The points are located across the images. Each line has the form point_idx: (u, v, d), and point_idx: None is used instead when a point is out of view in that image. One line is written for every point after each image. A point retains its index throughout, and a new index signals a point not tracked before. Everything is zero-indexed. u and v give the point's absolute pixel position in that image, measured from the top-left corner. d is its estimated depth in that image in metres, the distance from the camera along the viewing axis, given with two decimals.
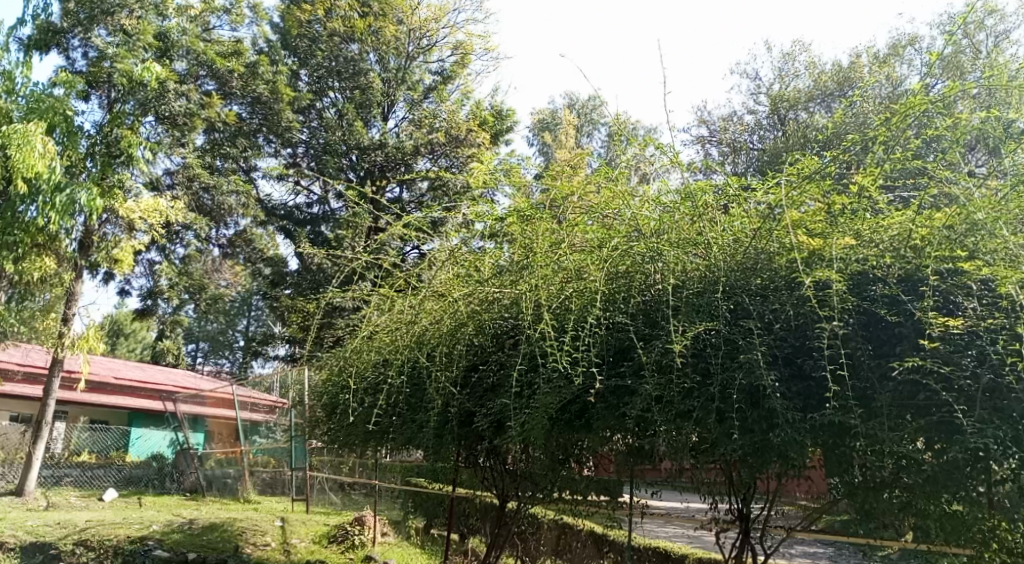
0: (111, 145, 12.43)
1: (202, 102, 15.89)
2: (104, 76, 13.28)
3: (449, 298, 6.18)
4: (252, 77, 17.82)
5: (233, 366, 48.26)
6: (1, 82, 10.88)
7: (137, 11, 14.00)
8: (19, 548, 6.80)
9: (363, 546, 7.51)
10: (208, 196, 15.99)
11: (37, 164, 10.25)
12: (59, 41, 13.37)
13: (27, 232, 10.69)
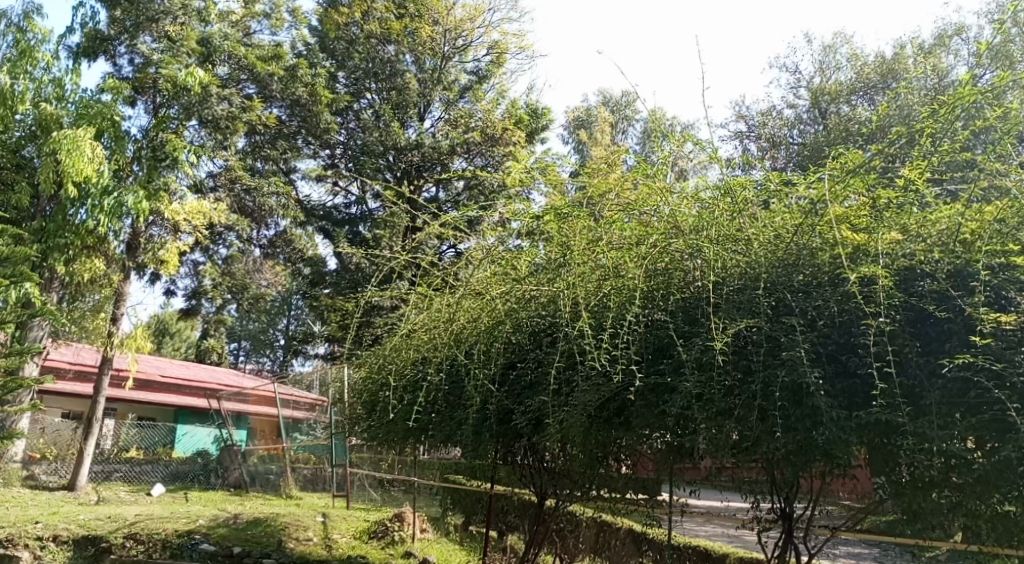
0: (157, 148, 12.81)
1: (244, 105, 16.25)
2: (149, 81, 13.61)
3: (486, 297, 6.20)
4: (292, 80, 18.05)
5: (274, 365, 49.07)
6: (52, 90, 11.77)
7: (181, 17, 14.31)
8: (73, 540, 7.32)
9: (402, 542, 7.59)
10: (250, 198, 16.25)
11: (86, 169, 10.89)
12: (107, 48, 13.73)
13: (77, 235, 11.32)
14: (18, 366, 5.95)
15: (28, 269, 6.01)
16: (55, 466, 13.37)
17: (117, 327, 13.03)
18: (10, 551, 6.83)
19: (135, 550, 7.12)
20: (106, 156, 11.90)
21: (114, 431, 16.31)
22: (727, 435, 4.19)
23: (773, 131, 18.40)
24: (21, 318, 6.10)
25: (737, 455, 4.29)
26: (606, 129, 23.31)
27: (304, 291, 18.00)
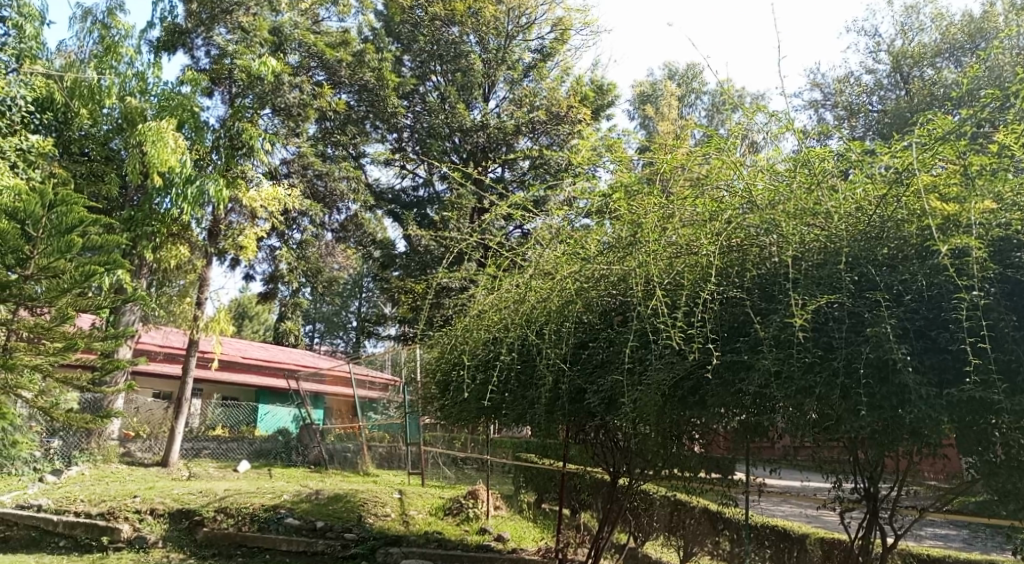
0: (234, 137, 13.01)
1: (314, 92, 16.49)
2: (225, 72, 14.00)
3: (556, 277, 6.18)
4: (360, 65, 18.06)
5: (347, 347, 50.39)
6: (136, 84, 12.27)
7: (253, 8, 14.61)
8: (168, 514, 7.77)
9: (477, 519, 7.72)
10: (321, 183, 16.41)
11: (170, 159, 11.21)
12: (184, 41, 14.17)
13: (163, 223, 12.04)
14: (114, 348, 6.29)
15: (121, 257, 6.24)
16: (149, 444, 14.30)
17: (201, 311, 13.47)
18: (112, 523, 7.41)
19: (226, 523, 7.47)
20: (188, 146, 12.26)
21: (201, 410, 16.92)
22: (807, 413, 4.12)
23: (850, 100, 17.73)
24: (118, 303, 6.41)
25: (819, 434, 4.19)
26: (672, 103, 22.79)
27: (376, 274, 18.32)
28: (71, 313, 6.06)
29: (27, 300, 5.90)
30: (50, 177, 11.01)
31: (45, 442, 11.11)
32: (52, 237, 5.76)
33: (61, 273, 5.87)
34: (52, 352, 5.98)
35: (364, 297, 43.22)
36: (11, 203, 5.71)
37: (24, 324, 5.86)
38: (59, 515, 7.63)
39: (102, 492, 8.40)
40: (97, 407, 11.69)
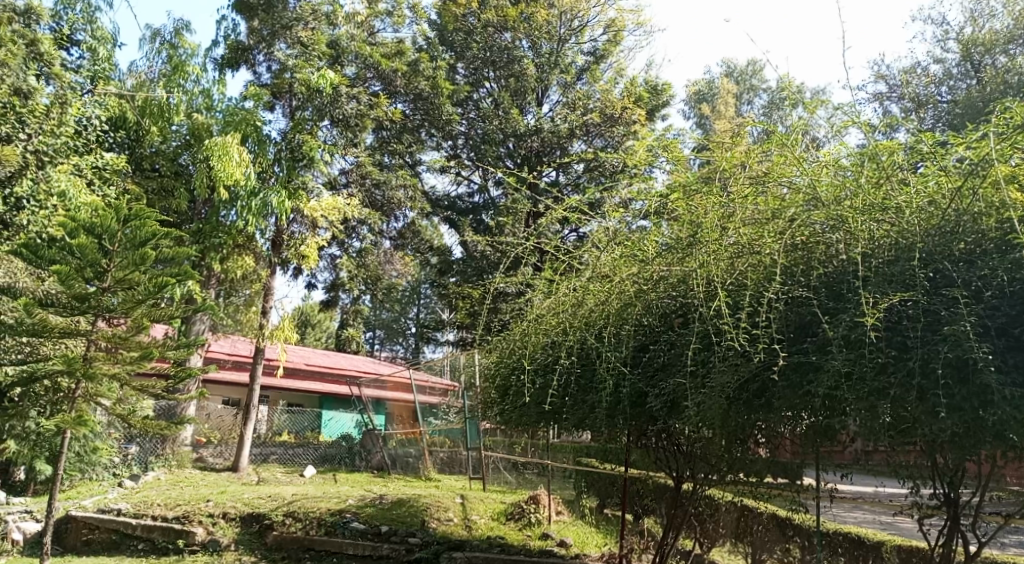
0: (295, 150, 13.19)
1: (371, 101, 15.77)
2: (286, 86, 14.10)
3: (614, 279, 6.10)
4: (414, 75, 18.07)
5: (406, 353, 50.95)
6: (202, 101, 12.64)
7: (311, 22, 14.69)
8: (239, 517, 8.00)
9: (539, 525, 7.70)
10: (379, 192, 16.08)
11: (235, 172, 11.78)
12: (247, 57, 14.49)
13: (230, 235, 12.47)
14: (185, 357, 6.47)
15: (191, 268, 6.46)
16: (221, 450, 14.28)
17: (265, 319, 13.35)
18: (187, 526, 7.69)
19: (295, 527, 7.63)
20: (252, 159, 12.54)
21: (268, 417, 17.25)
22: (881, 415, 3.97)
23: (918, 91, 17.12)
24: (188, 313, 6.61)
25: (894, 439, 4.03)
26: (730, 100, 22.29)
27: (434, 280, 18.82)
28: (146, 323, 6.31)
29: (105, 311, 6.11)
30: (123, 194, 11.63)
31: (122, 448, 11.58)
32: (126, 251, 6.05)
33: (136, 285, 6.14)
34: (129, 361, 6.15)
35: (422, 304, 43.80)
36: (89, 218, 5.96)
37: (103, 334, 6.06)
38: (137, 518, 7.94)
39: (177, 496, 8.70)
40: (169, 413, 12.13)
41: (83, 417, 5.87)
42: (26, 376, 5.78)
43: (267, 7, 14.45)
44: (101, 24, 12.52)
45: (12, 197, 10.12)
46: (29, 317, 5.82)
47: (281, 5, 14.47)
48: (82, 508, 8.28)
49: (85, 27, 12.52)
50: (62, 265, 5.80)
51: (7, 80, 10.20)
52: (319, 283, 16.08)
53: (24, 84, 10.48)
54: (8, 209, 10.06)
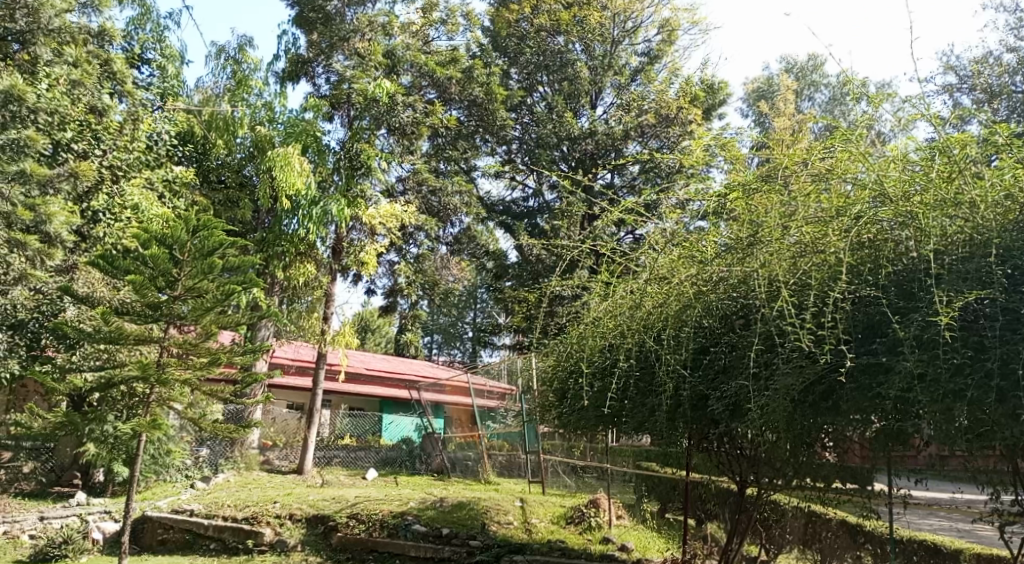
0: (353, 158, 13.46)
1: (427, 110, 15.97)
2: (344, 97, 14.06)
3: (673, 281, 6.00)
4: (468, 81, 18.20)
5: (462, 357, 51.32)
6: (265, 113, 12.90)
7: (368, 34, 14.99)
8: (305, 518, 8.18)
9: (600, 528, 7.66)
10: (435, 199, 16.13)
11: (297, 182, 12.10)
12: (307, 70, 14.71)
13: (290, 243, 12.76)
14: (252, 362, 6.63)
15: (256, 275, 6.62)
16: (285, 453, 14.72)
17: (328, 325, 13.62)
18: (256, 527, 7.93)
19: (358, 529, 7.77)
20: (312, 168, 12.86)
21: (330, 420, 17.56)
22: (958, 418, 3.83)
23: (992, 81, 16.37)
24: (253, 320, 6.77)
25: (972, 443, 3.87)
26: (789, 98, 21.79)
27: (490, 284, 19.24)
28: (214, 329, 6.52)
29: (176, 318, 6.33)
30: (192, 205, 11.79)
31: (193, 451, 11.96)
32: (195, 261, 6.25)
33: (205, 293, 6.34)
34: (199, 367, 6.35)
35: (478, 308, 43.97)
36: (160, 229, 6.20)
37: (174, 341, 6.25)
38: (209, 518, 8.23)
39: (246, 497, 8.96)
40: (236, 417, 12.49)
41: (157, 421, 6.08)
42: (104, 383, 6.00)
43: (326, 20, 14.88)
44: (169, 42, 13.17)
45: (89, 210, 10.65)
46: (106, 325, 6.04)
47: (339, 19, 14.94)
48: (157, 509, 8.65)
49: (154, 46, 13.33)
50: (136, 275, 6.02)
51: (83, 98, 10.92)
52: (380, 289, 16.43)
53: (99, 102, 11.11)
54: (85, 221, 10.59)
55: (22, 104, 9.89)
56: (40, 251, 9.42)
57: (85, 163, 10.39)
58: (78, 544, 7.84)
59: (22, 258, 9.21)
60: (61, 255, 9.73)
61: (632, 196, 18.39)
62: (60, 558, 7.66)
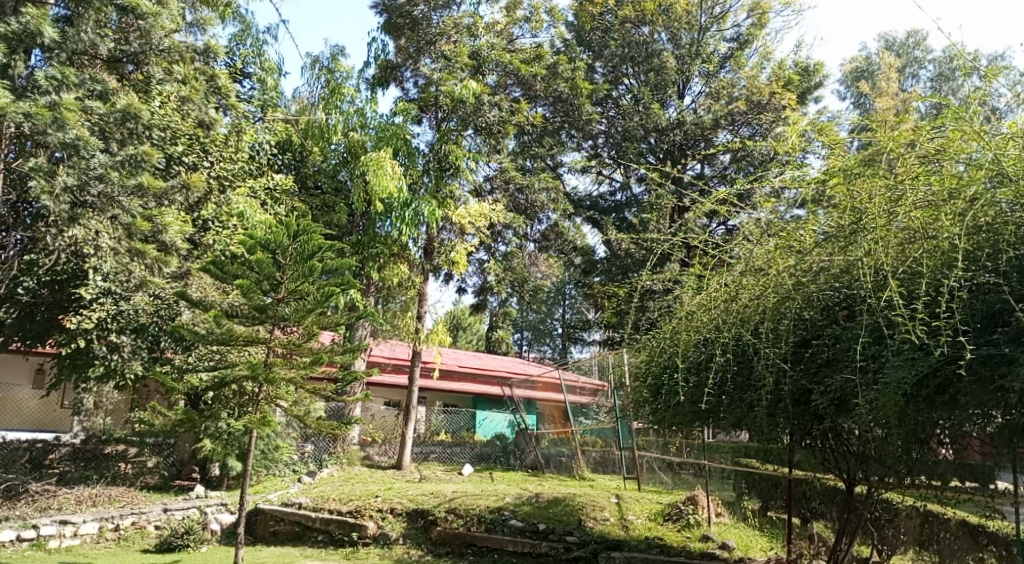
0: (442, 159, 13.75)
1: (513, 109, 16.04)
2: (432, 99, 14.27)
3: (770, 272, 5.74)
4: (553, 77, 18.29)
5: (552, 352, 51.20)
6: (357, 119, 13.34)
7: (454, 36, 14.89)
8: (405, 513, 8.39)
9: (699, 526, 7.56)
10: (522, 196, 16.18)
11: (389, 186, 12.40)
12: (396, 75, 15.01)
13: (385, 244, 13.21)
14: (352, 361, 6.84)
15: (352, 277, 6.85)
16: (385, 448, 14.93)
17: (421, 324, 13.87)
18: (360, 520, 8.25)
19: (456, 523, 7.93)
20: (404, 172, 13.25)
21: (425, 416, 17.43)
22: None
23: None
24: (349, 320, 7.00)
25: None
26: (891, 77, 20.75)
27: (579, 280, 19.56)
28: (316, 330, 6.72)
29: (281, 320, 6.59)
30: (290, 211, 12.79)
31: (299, 447, 12.46)
32: (297, 265, 6.57)
33: (306, 295, 6.58)
34: (303, 366, 6.61)
35: (566, 304, 43.87)
36: (264, 235, 6.53)
37: (280, 341, 6.56)
38: (316, 511, 8.64)
39: (349, 491, 9.29)
40: (338, 413, 13.02)
41: (266, 418, 6.38)
42: (217, 381, 6.36)
43: (413, 25, 14.75)
44: (267, 56, 13.81)
45: (200, 219, 11.29)
46: (219, 328, 6.36)
47: (425, 22, 14.77)
48: (268, 502, 9.22)
49: (254, 60, 13.83)
50: (244, 280, 6.35)
51: (192, 113, 11.10)
52: (470, 288, 16.57)
53: (206, 116, 11.33)
54: (197, 230, 11.24)
55: (137, 122, 9.75)
56: (158, 259, 9.77)
57: (194, 175, 10.86)
58: (199, 534, 8.36)
59: (142, 266, 9.70)
60: (176, 262, 10.19)
61: (724, 185, 18.13)
62: (183, 548, 8.19)
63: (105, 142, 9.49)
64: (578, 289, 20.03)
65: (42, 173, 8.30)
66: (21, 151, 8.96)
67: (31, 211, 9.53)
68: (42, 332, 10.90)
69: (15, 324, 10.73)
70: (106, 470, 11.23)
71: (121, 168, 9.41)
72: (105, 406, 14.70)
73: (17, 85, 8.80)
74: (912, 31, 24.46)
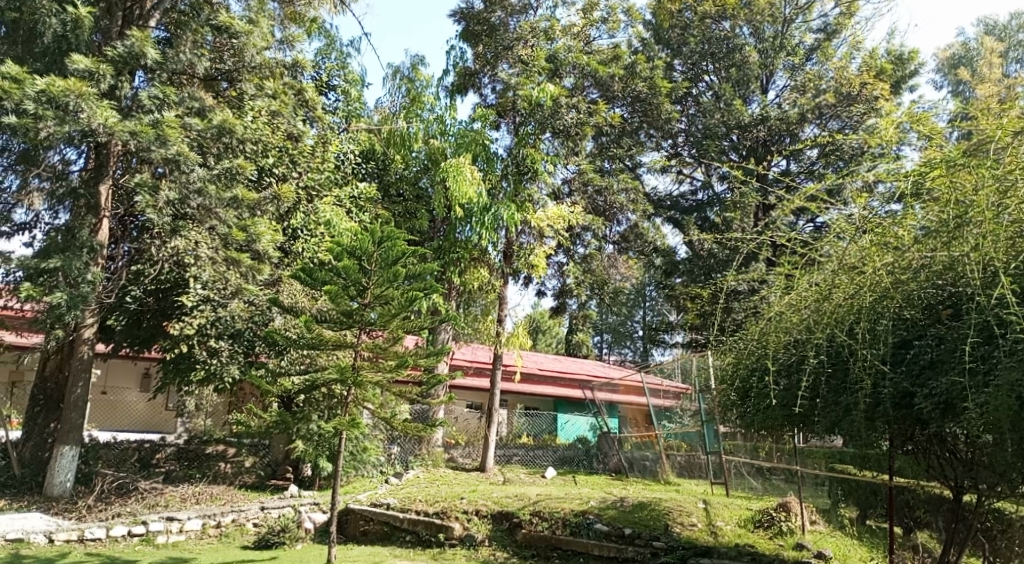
0: (520, 163, 13.80)
1: (591, 110, 15.77)
2: (510, 104, 14.43)
3: (866, 270, 5.42)
4: (631, 77, 17.76)
5: (633, 354, 50.50)
6: (437, 127, 13.58)
7: (531, 41, 14.96)
8: (490, 515, 8.49)
9: (792, 533, 7.38)
10: (601, 198, 16.11)
11: (469, 192, 12.60)
12: (474, 82, 15.24)
13: (466, 249, 13.39)
14: (436, 364, 6.94)
15: (434, 281, 6.94)
16: (468, 450, 15.17)
17: (502, 327, 14.02)
18: (446, 521, 8.41)
19: (541, 526, 7.96)
20: (483, 177, 13.44)
21: (507, 419, 17.40)
22: None
23: None
24: (432, 324, 7.11)
25: None
26: (995, 62, 19.67)
27: (660, 282, 19.56)
28: (400, 334, 6.86)
29: (367, 325, 6.79)
30: (375, 218, 12.90)
31: (387, 448, 12.80)
32: (381, 271, 6.69)
33: (391, 299, 6.71)
34: (388, 369, 6.75)
35: (648, 306, 43.30)
36: (351, 242, 6.66)
37: (366, 345, 6.72)
38: (404, 512, 8.85)
39: (434, 493, 9.46)
40: (423, 416, 13.34)
41: (355, 420, 6.56)
42: (309, 384, 6.58)
43: (490, 31, 15.04)
44: (351, 68, 14.42)
45: (290, 228, 11.70)
46: (309, 333, 6.64)
47: (502, 28, 14.99)
48: (358, 502, 9.52)
49: (340, 73, 14.42)
50: (332, 285, 6.55)
51: (282, 126, 11.68)
52: (549, 291, 16.68)
53: (294, 128, 11.89)
54: (288, 238, 11.65)
55: (232, 136, 10.31)
56: (252, 266, 10.27)
57: (285, 186, 11.34)
58: (294, 532, 8.66)
59: (237, 274, 10.17)
60: (269, 270, 10.64)
61: (812, 181, 17.73)
62: (280, 545, 8.51)
63: (204, 156, 10.15)
64: (659, 291, 20.03)
65: (147, 188, 9.43)
66: (127, 167, 10.53)
67: (136, 224, 10.93)
68: (149, 338, 11.39)
69: (125, 330, 11.29)
70: (207, 468, 11.82)
71: (218, 181, 10.09)
72: (206, 408, 15.50)
73: (123, 106, 9.65)
74: (1016, 13, 23.16)
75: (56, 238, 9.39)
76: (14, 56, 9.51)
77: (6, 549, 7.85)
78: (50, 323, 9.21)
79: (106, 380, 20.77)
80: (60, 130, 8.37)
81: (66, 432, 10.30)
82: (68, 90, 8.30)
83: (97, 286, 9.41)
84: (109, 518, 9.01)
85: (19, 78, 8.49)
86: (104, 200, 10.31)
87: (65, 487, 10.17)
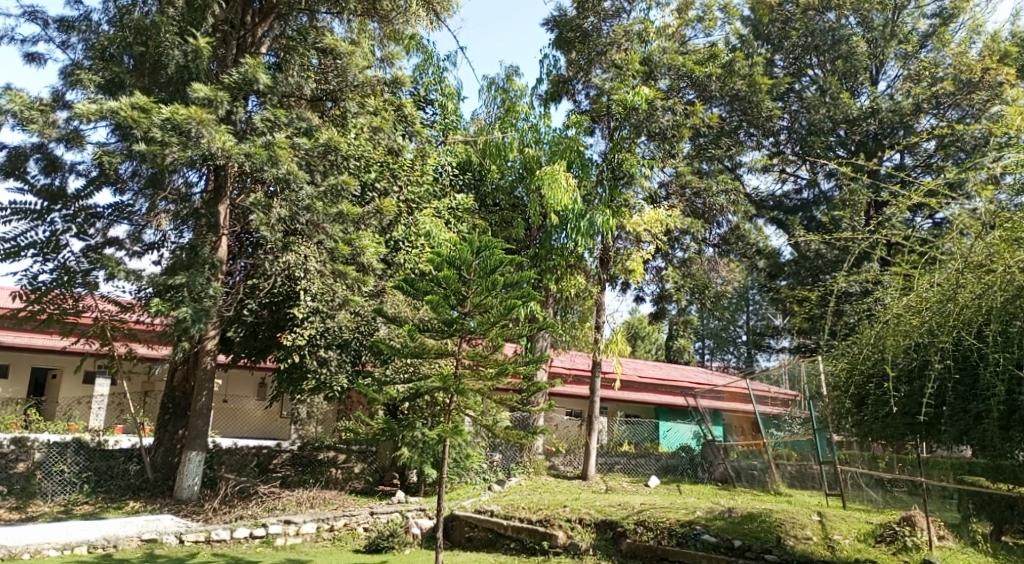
0: (615, 168, 13.91)
1: (688, 110, 15.39)
2: (604, 110, 14.66)
3: (997, 269, 4.80)
4: (731, 76, 17.09)
5: (737, 360, 48.71)
6: (531, 136, 14.03)
7: (624, 44, 14.91)
8: (595, 523, 8.51)
9: (917, 549, 7.03)
10: (700, 201, 15.77)
11: (563, 199, 12.68)
12: (568, 88, 15.41)
13: (561, 256, 13.51)
14: (535, 372, 7.04)
15: (533, 288, 7.10)
16: (569, 458, 15.17)
17: (600, 334, 14.00)
18: (550, 529, 8.47)
19: (647, 536, 7.91)
20: (578, 183, 13.63)
21: (608, 427, 17.32)
22: None
23: None
24: (531, 332, 7.22)
25: None
26: None
27: (763, 284, 19.44)
28: (500, 341, 7.07)
29: (467, 333, 6.96)
30: (472, 228, 13.26)
31: (490, 456, 13.07)
32: (480, 280, 6.85)
33: (490, 307, 6.91)
34: (489, 377, 6.95)
35: (752, 311, 41.77)
36: (451, 252, 6.91)
37: (467, 354, 6.96)
38: (507, 519, 9.00)
39: (538, 500, 9.58)
40: (523, 424, 13.53)
41: (458, 427, 6.77)
42: (413, 393, 6.88)
43: (583, 38, 15.11)
44: (447, 82, 14.77)
45: (393, 240, 12.24)
46: (413, 341, 6.92)
47: (595, 34, 15.02)
48: (462, 509, 9.75)
49: (436, 87, 14.79)
50: (433, 295, 6.76)
51: (383, 142, 12.25)
52: (647, 296, 16.52)
53: (394, 143, 12.38)
54: (390, 250, 12.18)
55: (337, 153, 10.91)
56: (357, 278, 10.82)
57: (386, 201, 11.96)
58: (402, 537, 9.04)
59: (344, 286, 10.75)
60: (373, 281, 11.13)
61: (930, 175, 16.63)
62: (389, 549, 8.90)
63: (312, 173, 10.70)
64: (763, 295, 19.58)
65: (261, 206, 9.98)
66: (242, 188, 11.35)
67: (251, 241, 11.83)
68: (263, 349, 12.26)
69: (243, 341, 12.20)
70: (321, 474, 12.55)
71: (325, 198, 10.59)
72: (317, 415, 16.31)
73: (238, 129, 10.42)
74: None
75: (181, 255, 10.10)
76: (141, 86, 10.32)
77: (142, 548, 8.66)
78: (178, 336, 10.02)
79: (227, 388, 22.29)
80: (183, 154, 9.15)
81: (193, 438, 11.17)
82: (189, 118, 9.02)
83: (216, 300, 10.21)
84: (232, 520, 9.73)
85: (145, 108, 9.26)
86: (223, 219, 11.33)
87: (193, 489, 11.06)
